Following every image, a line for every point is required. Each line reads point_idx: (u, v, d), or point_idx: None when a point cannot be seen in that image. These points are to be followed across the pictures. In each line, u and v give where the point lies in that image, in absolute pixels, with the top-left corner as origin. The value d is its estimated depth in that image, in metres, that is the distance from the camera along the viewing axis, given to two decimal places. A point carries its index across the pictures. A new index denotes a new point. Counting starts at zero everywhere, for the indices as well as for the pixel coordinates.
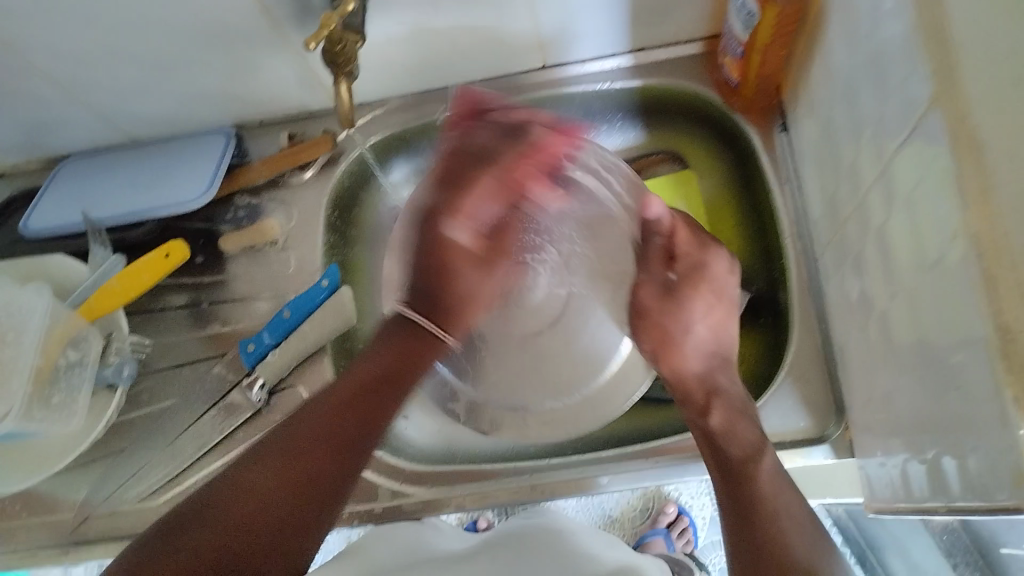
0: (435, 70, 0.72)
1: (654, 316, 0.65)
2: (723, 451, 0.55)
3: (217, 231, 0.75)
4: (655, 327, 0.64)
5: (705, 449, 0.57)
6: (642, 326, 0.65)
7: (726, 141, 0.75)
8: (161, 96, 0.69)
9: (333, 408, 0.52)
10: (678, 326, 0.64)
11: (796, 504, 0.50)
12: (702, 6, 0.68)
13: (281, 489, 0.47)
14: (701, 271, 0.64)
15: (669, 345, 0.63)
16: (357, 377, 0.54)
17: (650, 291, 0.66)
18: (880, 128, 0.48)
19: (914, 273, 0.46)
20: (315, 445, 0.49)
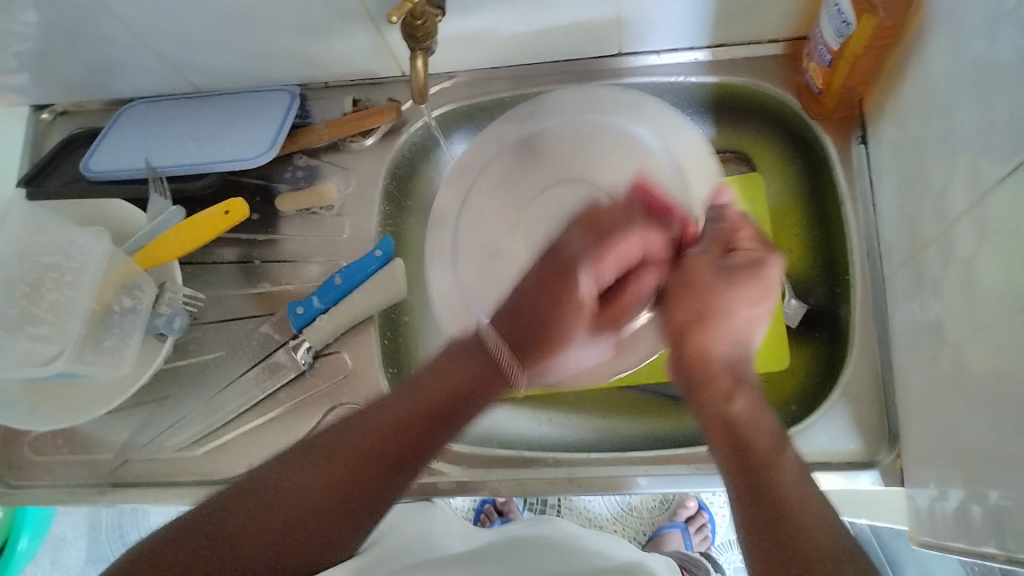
0: (508, 49, 0.71)
1: (699, 290, 0.55)
2: (742, 439, 0.51)
3: (273, 189, 0.74)
4: (692, 302, 0.55)
5: (717, 434, 0.52)
6: (687, 295, 0.56)
7: (801, 145, 0.73)
8: (233, 50, 0.68)
9: (413, 415, 0.53)
10: (719, 314, 0.54)
11: (823, 514, 0.47)
12: (794, 8, 0.65)
13: (326, 502, 0.48)
14: (761, 269, 0.54)
15: (704, 316, 0.55)
16: (441, 383, 0.54)
17: (704, 266, 0.55)
18: (979, 156, 0.46)
19: (1002, 311, 0.44)
20: (345, 462, 0.50)
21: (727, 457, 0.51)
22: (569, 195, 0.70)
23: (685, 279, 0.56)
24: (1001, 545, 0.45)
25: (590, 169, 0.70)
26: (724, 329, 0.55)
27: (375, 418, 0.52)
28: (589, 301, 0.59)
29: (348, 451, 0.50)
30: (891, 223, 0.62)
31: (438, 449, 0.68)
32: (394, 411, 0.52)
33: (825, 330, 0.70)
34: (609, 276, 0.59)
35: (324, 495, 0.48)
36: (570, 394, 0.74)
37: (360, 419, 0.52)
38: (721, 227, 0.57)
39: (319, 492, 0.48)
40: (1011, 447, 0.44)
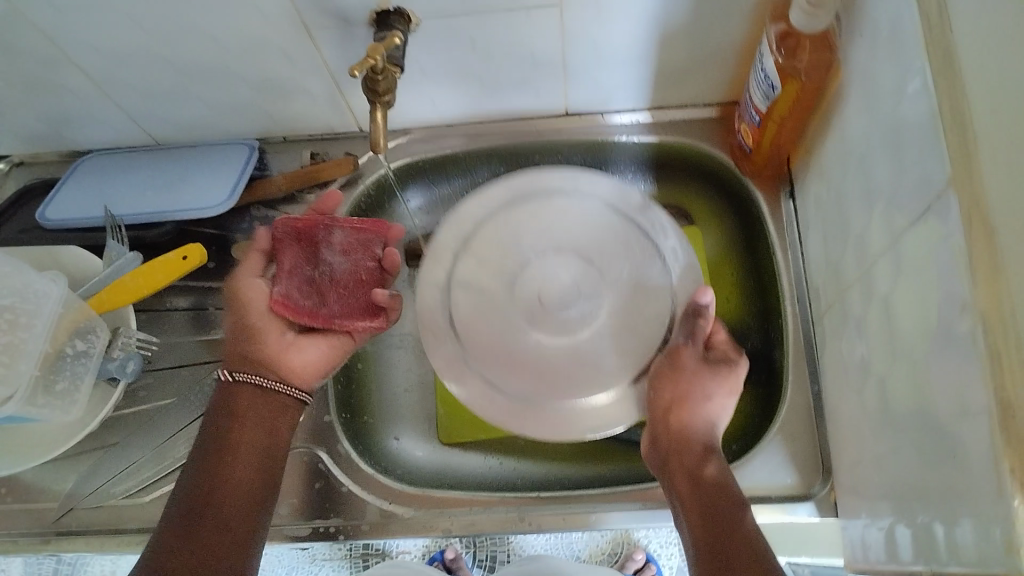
0: (460, 107, 0.75)
1: (686, 374, 0.60)
2: (705, 500, 0.55)
3: (229, 238, 0.76)
4: (681, 384, 0.60)
5: (688, 491, 0.56)
6: (670, 379, 0.61)
7: (736, 201, 0.78)
8: (193, 103, 0.71)
9: (225, 473, 0.56)
10: (699, 395, 0.60)
11: (765, 555, 0.50)
12: (725, 73, 0.71)
13: (211, 544, 0.52)
14: (733, 364, 0.61)
15: (684, 399, 0.60)
16: (236, 452, 0.57)
17: (689, 353, 0.61)
18: (893, 203, 0.51)
19: (917, 343, 0.48)
20: (208, 519, 0.53)
21: (693, 524, 0.54)
22: (571, 273, 0.67)
23: (670, 363, 0.62)
24: (924, 562, 0.48)
25: (575, 241, 0.68)
26: (704, 413, 0.60)
27: (236, 427, 0.58)
28: (259, 288, 0.62)
29: (200, 508, 0.54)
30: (819, 271, 0.67)
31: (390, 492, 0.69)
32: (236, 444, 0.58)
33: (762, 373, 0.74)
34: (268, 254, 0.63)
35: (211, 538, 0.52)
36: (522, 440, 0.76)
37: (217, 431, 0.58)
38: (700, 321, 0.61)
39: (205, 539, 0.52)
40: (933, 470, 0.47)
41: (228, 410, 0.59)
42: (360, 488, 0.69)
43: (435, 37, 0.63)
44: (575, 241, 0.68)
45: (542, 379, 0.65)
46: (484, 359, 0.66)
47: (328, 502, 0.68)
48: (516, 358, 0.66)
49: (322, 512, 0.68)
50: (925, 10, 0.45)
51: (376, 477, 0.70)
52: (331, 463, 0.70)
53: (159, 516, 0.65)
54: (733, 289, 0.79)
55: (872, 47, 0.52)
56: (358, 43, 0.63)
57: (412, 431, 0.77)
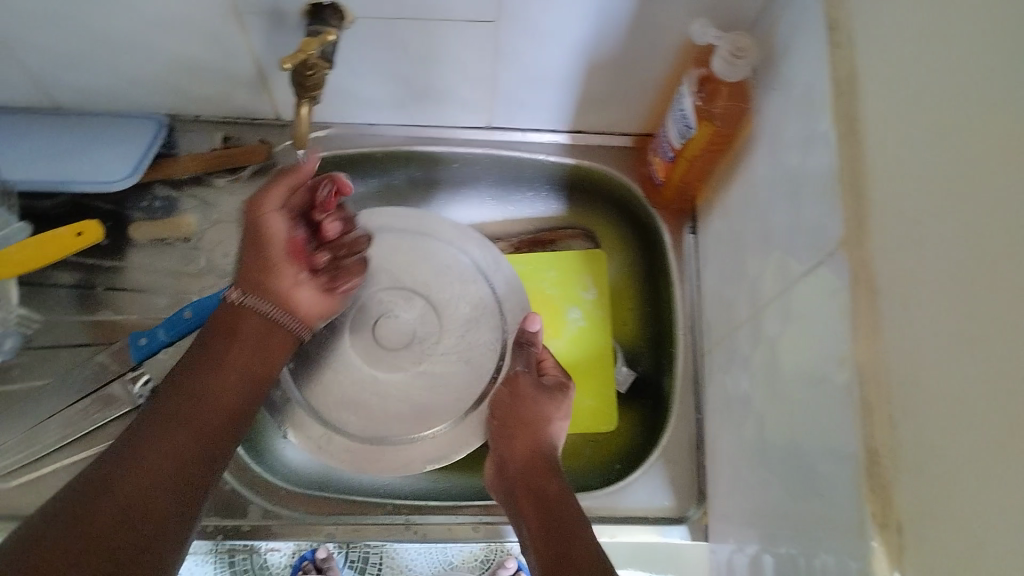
0: (383, 109, 0.74)
1: (525, 400, 0.66)
2: (544, 508, 0.58)
3: (126, 215, 0.72)
4: (519, 415, 0.65)
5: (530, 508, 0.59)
6: (510, 406, 0.66)
7: (642, 231, 0.81)
8: (103, 72, 0.67)
9: (208, 392, 0.57)
10: (541, 419, 0.65)
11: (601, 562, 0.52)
12: (645, 107, 0.74)
13: (159, 488, 0.50)
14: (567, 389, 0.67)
15: (525, 423, 0.65)
16: (221, 372, 0.58)
17: (525, 380, 0.67)
18: (788, 253, 0.55)
19: (798, 386, 0.52)
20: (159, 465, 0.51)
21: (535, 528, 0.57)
22: (415, 312, 0.72)
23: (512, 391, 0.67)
24: None
25: (420, 285, 0.74)
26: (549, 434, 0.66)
27: (226, 356, 0.59)
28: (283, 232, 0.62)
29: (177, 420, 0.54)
30: (712, 305, 0.71)
31: (275, 492, 0.68)
32: (227, 357, 0.59)
33: (649, 398, 0.77)
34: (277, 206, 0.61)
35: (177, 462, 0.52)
36: None
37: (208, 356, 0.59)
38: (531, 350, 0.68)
39: (149, 482, 0.49)
40: (799, 505, 0.51)
41: (227, 329, 0.60)
42: (244, 487, 0.68)
43: (367, 38, 0.63)
44: (410, 274, 0.74)
45: (392, 408, 0.70)
46: (340, 387, 0.70)
47: (209, 498, 0.67)
48: (363, 388, 0.70)
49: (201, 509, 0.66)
50: (836, 79, 0.49)
51: (262, 475, 0.68)
52: None
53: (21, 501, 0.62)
54: (631, 314, 0.81)
55: (784, 105, 0.56)
56: (287, 33, 0.62)
57: None
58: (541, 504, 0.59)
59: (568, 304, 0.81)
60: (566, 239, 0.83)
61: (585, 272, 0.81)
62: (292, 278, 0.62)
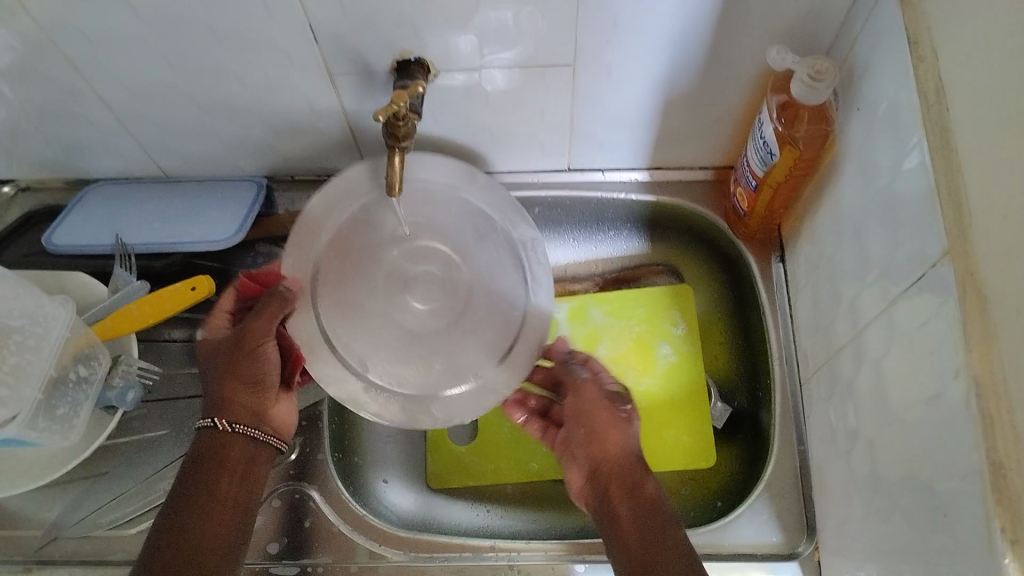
0: (466, 158, 0.77)
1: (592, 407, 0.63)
2: (647, 528, 0.54)
3: (231, 272, 0.76)
4: (592, 421, 0.62)
5: (630, 526, 0.55)
6: (578, 416, 0.63)
7: (727, 263, 0.81)
8: (208, 140, 0.72)
9: (221, 485, 0.57)
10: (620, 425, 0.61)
11: None
12: (724, 139, 0.74)
13: None
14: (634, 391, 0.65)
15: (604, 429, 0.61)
16: (231, 467, 0.58)
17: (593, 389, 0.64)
18: (886, 271, 0.54)
19: (907, 405, 0.50)
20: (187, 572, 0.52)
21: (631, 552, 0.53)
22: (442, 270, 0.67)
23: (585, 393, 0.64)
24: None
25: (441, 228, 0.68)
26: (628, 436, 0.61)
27: (215, 477, 0.57)
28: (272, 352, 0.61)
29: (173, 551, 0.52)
30: (808, 333, 0.69)
31: (380, 533, 0.69)
32: (234, 448, 0.59)
33: (747, 432, 0.76)
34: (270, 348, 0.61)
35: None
36: (508, 488, 0.76)
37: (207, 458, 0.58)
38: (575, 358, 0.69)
39: None
40: (923, 531, 0.48)
41: (216, 459, 0.58)
42: (350, 530, 0.69)
43: (452, 90, 0.66)
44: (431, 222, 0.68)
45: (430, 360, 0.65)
46: (366, 338, 0.65)
47: (318, 541, 0.68)
48: (384, 331, 0.65)
49: (309, 552, 0.68)
50: (923, 92, 0.49)
51: (365, 518, 0.70)
52: (322, 502, 0.70)
53: None
54: (721, 348, 0.81)
55: (871, 123, 0.56)
56: (376, 91, 0.65)
57: (400, 474, 0.78)
58: (636, 512, 0.56)
59: (658, 341, 0.80)
60: (652, 276, 0.85)
61: (675, 307, 0.81)
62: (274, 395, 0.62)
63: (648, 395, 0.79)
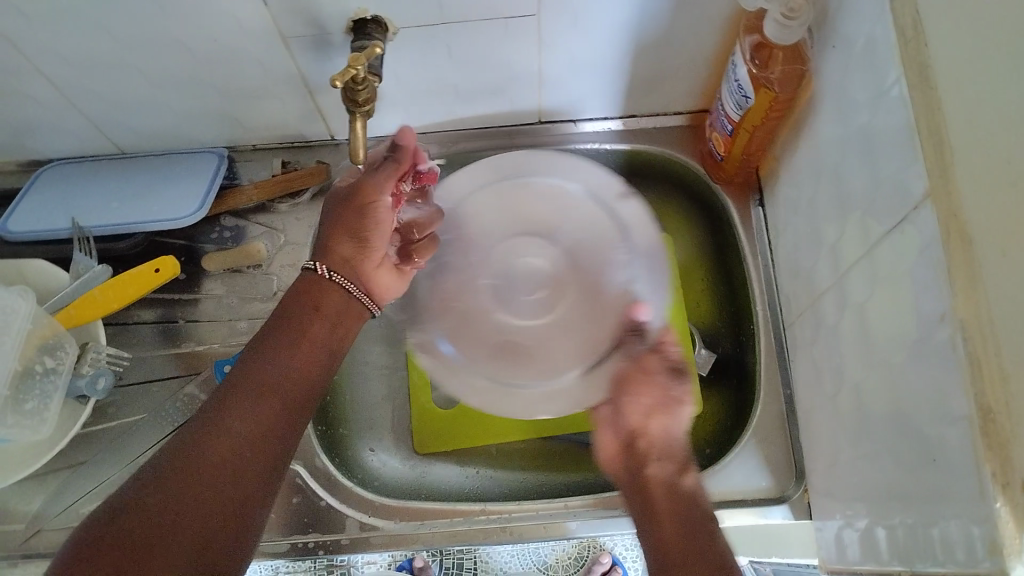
0: (435, 116, 0.75)
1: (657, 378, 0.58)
2: (686, 508, 0.52)
3: (198, 249, 0.75)
4: (645, 394, 0.58)
5: (661, 498, 0.53)
6: (626, 387, 0.59)
7: (708, 209, 0.79)
8: (162, 112, 0.69)
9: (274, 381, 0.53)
10: (679, 415, 0.57)
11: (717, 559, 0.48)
12: (697, 82, 0.72)
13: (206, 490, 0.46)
14: None
15: (660, 411, 0.57)
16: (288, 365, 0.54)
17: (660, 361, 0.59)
18: (867, 213, 0.53)
19: (894, 349, 0.50)
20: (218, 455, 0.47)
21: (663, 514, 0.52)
22: (535, 255, 0.69)
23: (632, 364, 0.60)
24: (901, 564, 0.49)
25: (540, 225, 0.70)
26: (677, 423, 0.57)
27: (272, 362, 0.53)
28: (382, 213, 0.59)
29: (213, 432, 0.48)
30: (791, 277, 0.68)
31: (369, 505, 0.68)
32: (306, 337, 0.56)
33: (733, 378, 0.76)
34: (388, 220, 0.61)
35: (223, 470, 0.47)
36: (496, 448, 0.76)
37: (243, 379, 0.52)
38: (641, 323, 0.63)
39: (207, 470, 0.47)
40: (912, 475, 0.48)
41: (312, 301, 0.58)
42: (339, 503, 0.68)
43: (413, 48, 0.63)
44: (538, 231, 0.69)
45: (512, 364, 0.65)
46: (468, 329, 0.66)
47: (308, 516, 0.68)
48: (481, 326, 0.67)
49: (299, 528, 0.67)
50: (900, 28, 0.47)
51: (354, 489, 0.69)
52: (308, 477, 0.70)
53: None
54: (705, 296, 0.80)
55: (847, 61, 0.54)
56: (333, 52, 0.62)
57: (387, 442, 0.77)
58: (674, 500, 0.53)
59: None
60: None
61: None
62: (377, 257, 0.60)
63: None
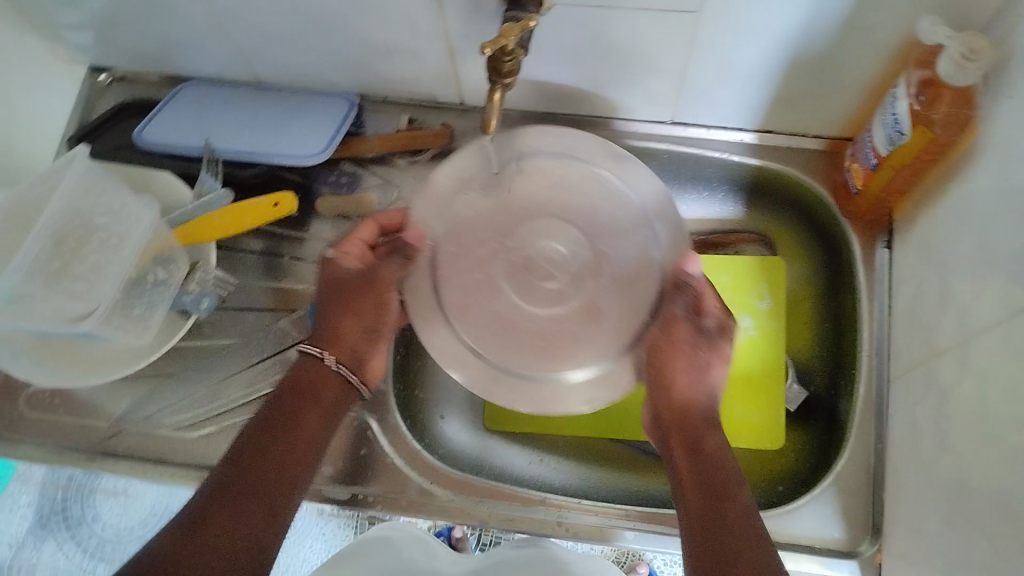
0: (566, 99, 0.73)
1: (682, 352, 0.60)
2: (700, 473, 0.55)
3: (313, 189, 0.75)
4: (664, 351, 0.61)
5: (688, 492, 0.55)
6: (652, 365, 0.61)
7: (828, 241, 0.76)
8: (304, 50, 0.69)
9: (277, 434, 0.56)
10: (694, 385, 0.60)
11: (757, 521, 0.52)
12: (848, 107, 0.68)
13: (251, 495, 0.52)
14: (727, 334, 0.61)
15: (670, 379, 0.61)
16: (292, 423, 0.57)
17: (685, 331, 0.61)
18: (1013, 279, 0.49)
19: (1015, 427, 0.46)
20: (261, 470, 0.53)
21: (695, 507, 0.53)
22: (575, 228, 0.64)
23: (663, 333, 0.61)
24: None
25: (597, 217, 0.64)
26: (701, 388, 0.61)
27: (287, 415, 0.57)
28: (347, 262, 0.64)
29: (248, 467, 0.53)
30: (908, 328, 0.65)
31: (433, 471, 0.69)
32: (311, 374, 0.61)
33: (822, 418, 0.73)
34: (360, 240, 0.64)
35: (260, 493, 0.52)
36: (564, 440, 0.75)
37: (249, 453, 0.54)
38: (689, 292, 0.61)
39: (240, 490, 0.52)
40: (1008, 563, 0.45)
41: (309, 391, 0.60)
42: (402, 463, 0.69)
43: (560, 26, 0.62)
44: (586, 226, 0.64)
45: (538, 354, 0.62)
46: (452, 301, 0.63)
47: (371, 471, 0.68)
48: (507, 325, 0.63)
49: (364, 479, 0.68)
50: None
51: (420, 452, 0.70)
52: (380, 434, 0.70)
53: (203, 455, 0.66)
54: (806, 328, 0.77)
55: None
56: (483, 17, 0.61)
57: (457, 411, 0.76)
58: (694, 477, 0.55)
59: (743, 313, 0.76)
60: (743, 243, 0.80)
61: (765, 277, 0.77)
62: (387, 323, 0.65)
63: None
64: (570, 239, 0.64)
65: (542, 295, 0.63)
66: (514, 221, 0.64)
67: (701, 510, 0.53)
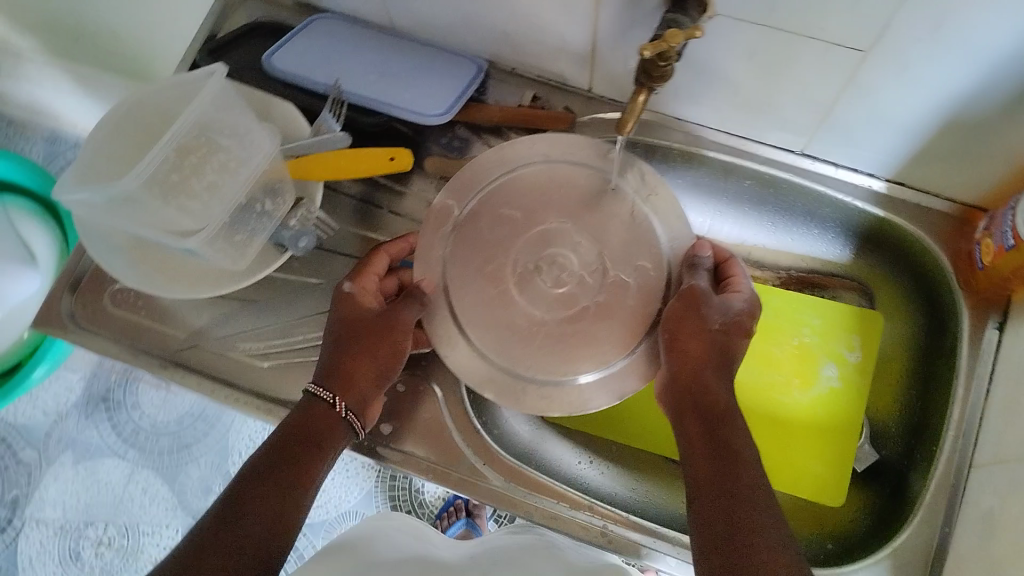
0: (697, 109, 0.71)
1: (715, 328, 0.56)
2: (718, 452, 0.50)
3: (424, 146, 0.74)
4: (684, 328, 0.56)
5: (709, 479, 0.49)
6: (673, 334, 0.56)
7: (934, 307, 0.73)
8: (447, 8, 0.68)
9: (279, 450, 0.53)
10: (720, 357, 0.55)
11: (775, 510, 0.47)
12: (993, 178, 0.65)
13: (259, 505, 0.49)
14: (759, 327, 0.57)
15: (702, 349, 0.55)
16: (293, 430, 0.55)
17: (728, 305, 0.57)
18: None
19: None
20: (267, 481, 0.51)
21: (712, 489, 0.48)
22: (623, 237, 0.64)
23: (683, 304, 0.57)
24: None
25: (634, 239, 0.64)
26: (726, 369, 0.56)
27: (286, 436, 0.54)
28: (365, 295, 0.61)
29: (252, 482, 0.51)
30: (1005, 419, 0.62)
31: (486, 453, 0.68)
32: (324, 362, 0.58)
33: (888, 485, 0.71)
34: (377, 268, 0.63)
35: (265, 504, 0.50)
36: (618, 446, 0.75)
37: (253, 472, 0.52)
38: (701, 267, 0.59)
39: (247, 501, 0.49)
40: None
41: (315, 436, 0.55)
42: (458, 437, 0.69)
43: (716, 36, 0.59)
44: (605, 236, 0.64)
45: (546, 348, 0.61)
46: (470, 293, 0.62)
47: (427, 438, 0.68)
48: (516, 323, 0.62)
49: (418, 444, 0.68)
50: None
51: (478, 430, 0.69)
52: (442, 403, 0.70)
53: (269, 387, 0.67)
54: (889, 389, 0.74)
55: None
56: (640, 12, 0.59)
57: None
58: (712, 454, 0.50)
59: (828, 360, 0.74)
60: (841, 289, 0.78)
61: (859, 330, 0.74)
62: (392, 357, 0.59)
63: (795, 411, 0.73)
64: (564, 240, 0.64)
65: (544, 299, 0.62)
66: (521, 220, 0.65)
67: (712, 493, 0.48)
